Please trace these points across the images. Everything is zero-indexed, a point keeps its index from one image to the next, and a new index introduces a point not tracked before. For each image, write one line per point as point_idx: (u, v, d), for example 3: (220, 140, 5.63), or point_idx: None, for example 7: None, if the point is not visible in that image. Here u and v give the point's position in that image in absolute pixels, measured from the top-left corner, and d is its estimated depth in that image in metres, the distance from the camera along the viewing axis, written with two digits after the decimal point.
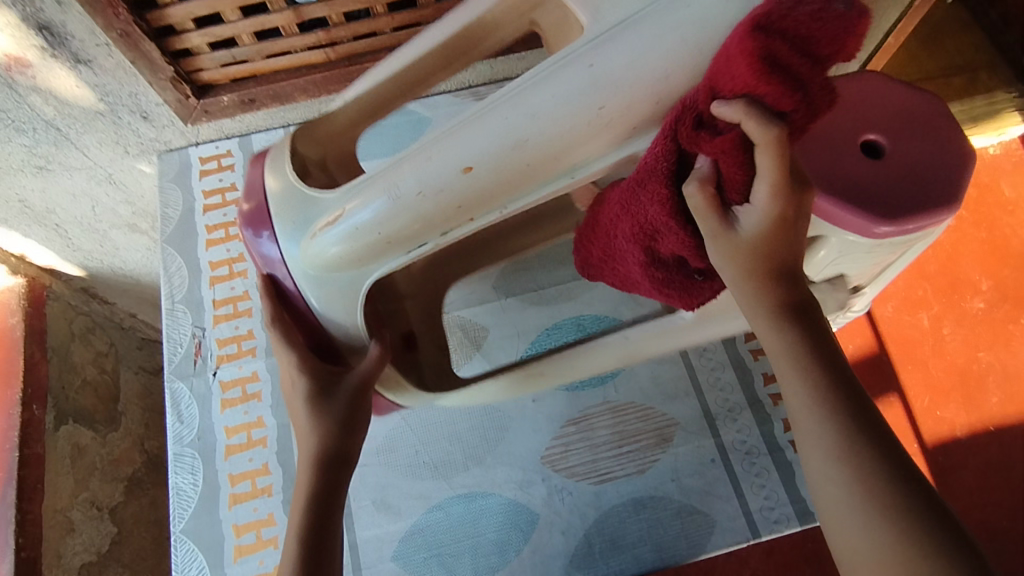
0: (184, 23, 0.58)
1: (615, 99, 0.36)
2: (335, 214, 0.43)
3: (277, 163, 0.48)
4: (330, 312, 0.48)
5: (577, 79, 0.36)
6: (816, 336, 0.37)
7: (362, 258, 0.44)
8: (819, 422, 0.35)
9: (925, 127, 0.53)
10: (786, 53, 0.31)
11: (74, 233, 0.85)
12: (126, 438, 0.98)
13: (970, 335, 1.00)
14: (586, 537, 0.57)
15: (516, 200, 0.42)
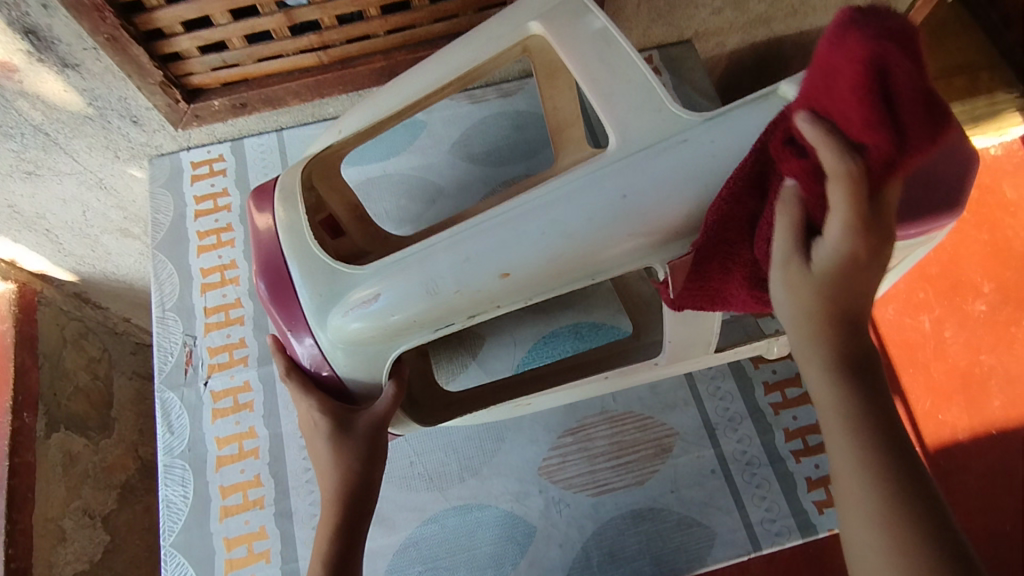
0: (172, 26, 0.57)
1: (637, 211, 0.40)
2: (368, 295, 0.43)
3: (290, 210, 0.48)
4: (353, 376, 0.47)
5: (609, 202, 0.41)
6: (870, 396, 0.37)
7: (391, 337, 0.45)
8: (861, 475, 0.35)
9: None
10: (894, 68, 0.29)
11: (66, 239, 0.84)
12: (119, 445, 0.96)
13: (972, 338, 0.99)
14: (583, 550, 0.56)
15: (543, 295, 0.44)
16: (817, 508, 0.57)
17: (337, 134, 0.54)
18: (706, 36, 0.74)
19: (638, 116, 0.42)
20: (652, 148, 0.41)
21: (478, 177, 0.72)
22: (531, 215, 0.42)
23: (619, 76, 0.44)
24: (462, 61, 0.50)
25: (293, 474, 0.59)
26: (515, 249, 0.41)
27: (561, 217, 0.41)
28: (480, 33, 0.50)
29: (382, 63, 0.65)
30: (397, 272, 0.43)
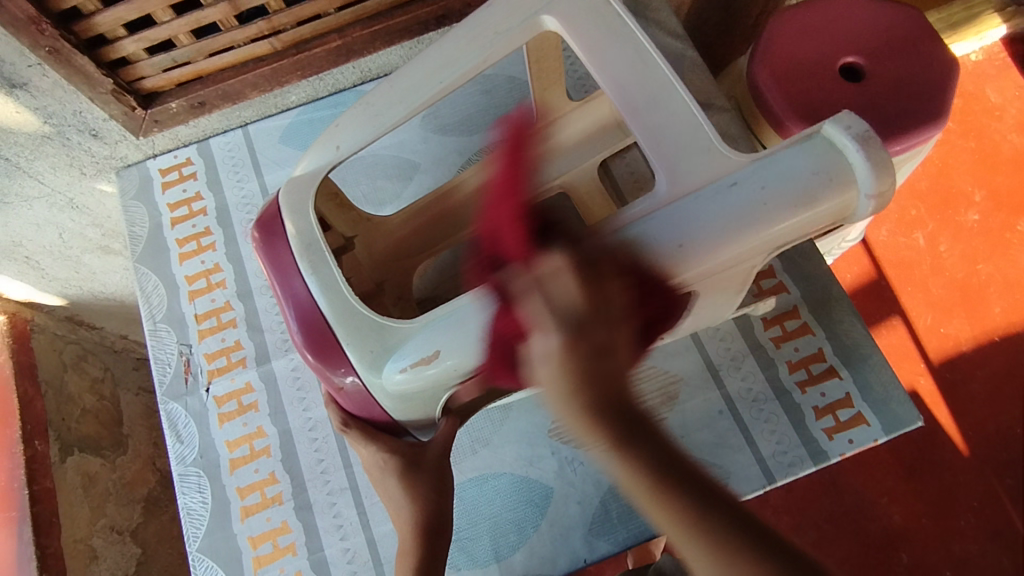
0: (114, 30, 0.54)
1: (696, 243, 0.40)
2: (428, 352, 0.43)
3: (317, 266, 0.47)
4: (409, 415, 0.49)
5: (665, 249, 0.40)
6: (630, 445, 0.33)
7: (437, 387, 0.45)
8: (675, 507, 0.33)
9: (905, 48, 0.70)
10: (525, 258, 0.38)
11: (47, 264, 0.83)
12: (136, 460, 0.97)
13: (967, 249, 0.99)
14: (603, 503, 0.57)
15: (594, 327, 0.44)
16: (827, 435, 0.57)
17: (335, 150, 0.49)
18: None
19: (687, 152, 0.42)
20: (705, 188, 0.41)
21: (452, 148, 0.70)
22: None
23: (660, 105, 0.43)
24: (471, 64, 0.46)
25: (307, 467, 0.59)
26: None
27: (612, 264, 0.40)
28: (489, 37, 0.46)
29: (338, 42, 0.63)
30: (454, 334, 0.42)
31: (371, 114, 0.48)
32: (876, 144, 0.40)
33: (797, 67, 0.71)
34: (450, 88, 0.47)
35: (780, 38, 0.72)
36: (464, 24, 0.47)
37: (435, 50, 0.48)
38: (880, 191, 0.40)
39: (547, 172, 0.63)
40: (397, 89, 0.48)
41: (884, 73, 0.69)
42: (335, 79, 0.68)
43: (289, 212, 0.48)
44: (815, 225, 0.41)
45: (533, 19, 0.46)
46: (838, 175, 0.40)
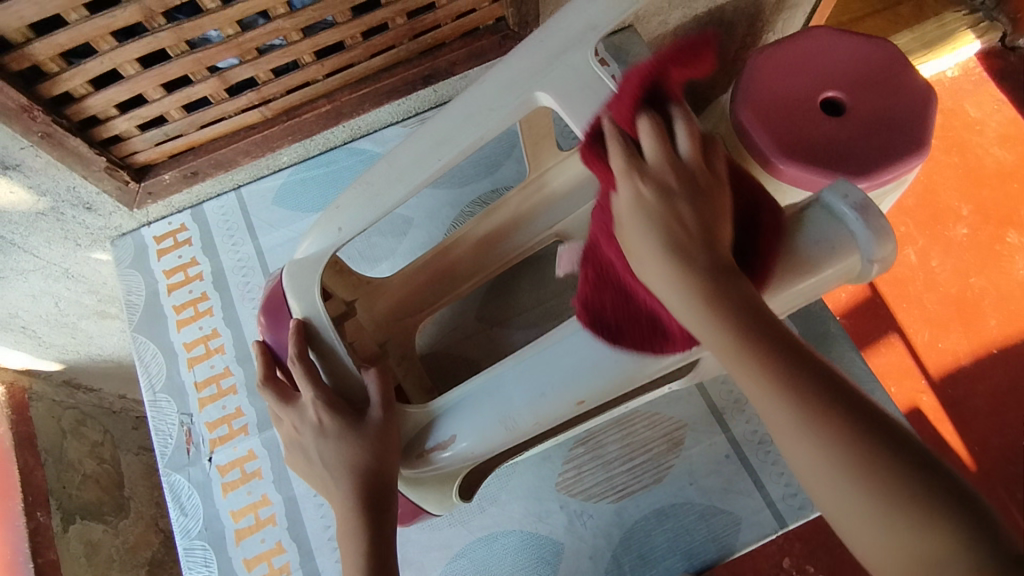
0: (106, 111, 0.55)
1: None
2: (445, 438, 0.48)
3: (328, 352, 0.50)
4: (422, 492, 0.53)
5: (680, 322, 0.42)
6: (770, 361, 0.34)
7: (463, 465, 0.50)
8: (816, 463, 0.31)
9: (889, 87, 0.72)
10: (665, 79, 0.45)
11: (43, 332, 0.83)
12: (138, 523, 0.96)
13: (959, 263, 1.00)
14: (614, 557, 0.56)
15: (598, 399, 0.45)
16: None
17: (337, 232, 0.50)
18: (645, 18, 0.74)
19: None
20: None
21: (444, 201, 0.71)
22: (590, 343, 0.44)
23: None
24: (467, 140, 0.47)
25: (314, 534, 0.59)
26: (583, 379, 0.44)
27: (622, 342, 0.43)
28: (484, 114, 0.47)
29: (328, 106, 0.64)
30: (471, 424, 0.47)
31: (370, 192, 0.49)
32: (876, 212, 0.41)
33: (780, 102, 0.72)
34: (449, 165, 0.48)
35: (764, 77, 0.73)
36: (459, 99, 0.48)
37: (430, 127, 0.49)
38: (881, 257, 0.41)
39: (542, 222, 0.64)
40: (393, 167, 0.49)
41: (865, 106, 0.71)
42: (326, 139, 0.70)
43: (294, 295, 0.52)
44: (815, 290, 0.43)
45: (527, 95, 0.47)
46: (837, 246, 0.41)
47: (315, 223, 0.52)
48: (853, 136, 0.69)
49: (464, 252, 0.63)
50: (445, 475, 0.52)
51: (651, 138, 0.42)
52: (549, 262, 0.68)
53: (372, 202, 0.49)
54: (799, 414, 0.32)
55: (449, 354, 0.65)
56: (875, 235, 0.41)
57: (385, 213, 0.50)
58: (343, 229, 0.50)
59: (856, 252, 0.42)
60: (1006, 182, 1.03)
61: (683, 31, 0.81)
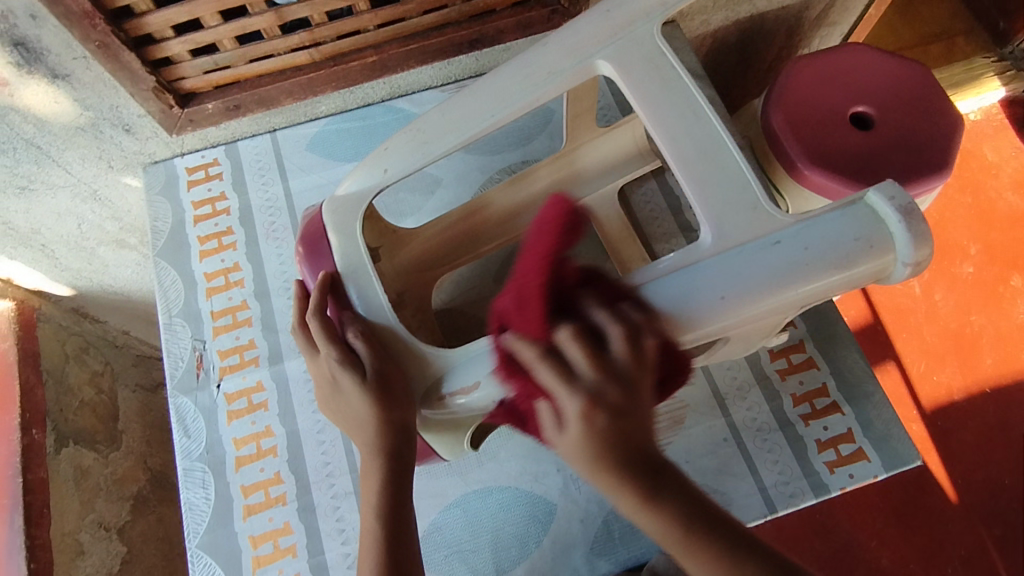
0: (162, 31, 0.56)
1: (734, 288, 0.42)
2: (466, 384, 0.45)
3: (363, 289, 0.50)
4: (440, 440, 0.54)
5: (708, 302, 0.42)
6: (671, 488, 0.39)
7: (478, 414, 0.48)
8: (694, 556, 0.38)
9: (920, 109, 0.73)
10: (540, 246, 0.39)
11: (61, 253, 0.83)
12: (128, 457, 0.97)
13: (961, 299, 1.02)
14: (605, 523, 0.57)
15: None
16: (829, 468, 0.59)
17: (381, 173, 0.52)
18: (689, 16, 0.76)
19: (731, 208, 0.44)
20: (752, 243, 0.42)
21: (474, 166, 0.72)
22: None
23: (711, 157, 0.45)
24: (527, 101, 0.49)
25: (313, 469, 0.59)
26: None
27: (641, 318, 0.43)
28: (544, 78, 0.49)
29: (374, 58, 0.65)
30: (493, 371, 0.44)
31: (416, 136, 0.51)
32: (918, 217, 0.41)
33: (813, 113, 0.74)
34: (502, 122, 0.49)
35: (801, 85, 0.75)
36: (521, 60, 0.50)
37: (489, 86, 0.50)
38: (917, 259, 0.41)
39: (570, 195, 0.66)
40: (447, 118, 0.50)
41: (894, 125, 0.72)
42: (365, 93, 0.71)
43: (336, 233, 0.52)
44: (848, 286, 0.43)
45: (589, 63, 0.48)
46: (877, 243, 0.41)
47: (359, 163, 0.53)
48: (879, 152, 0.71)
49: (492, 216, 0.65)
50: (462, 423, 0.53)
51: (590, 342, 0.38)
52: None
53: (421, 148, 0.50)
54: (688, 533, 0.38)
55: (463, 313, 0.67)
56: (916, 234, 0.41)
57: (433, 162, 0.51)
58: (389, 173, 0.51)
59: (894, 252, 0.41)
60: (1015, 227, 1.05)
61: (722, 35, 0.83)
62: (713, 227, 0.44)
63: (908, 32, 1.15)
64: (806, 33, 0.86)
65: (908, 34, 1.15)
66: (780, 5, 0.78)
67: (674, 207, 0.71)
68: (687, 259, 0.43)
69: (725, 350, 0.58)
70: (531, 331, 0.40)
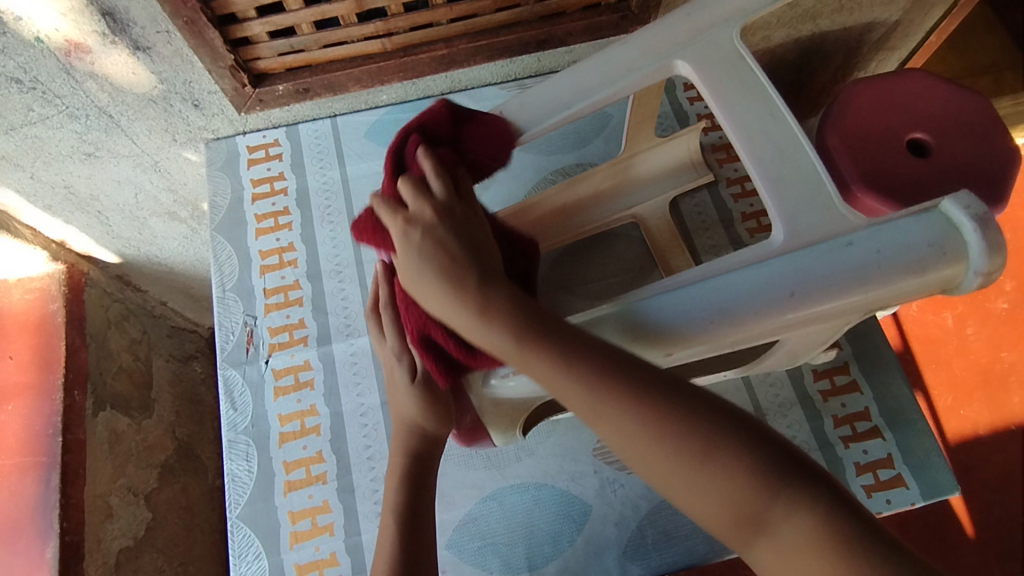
0: (246, 11, 0.58)
1: (803, 285, 0.41)
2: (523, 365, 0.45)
3: None
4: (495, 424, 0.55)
5: (779, 297, 0.41)
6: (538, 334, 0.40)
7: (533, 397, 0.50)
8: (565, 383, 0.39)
9: (979, 136, 0.72)
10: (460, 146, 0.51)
11: (114, 220, 0.85)
12: (158, 425, 0.99)
13: (994, 336, 1.00)
14: (639, 528, 0.58)
15: (681, 352, 0.45)
16: (866, 492, 0.59)
17: None
18: (751, 30, 0.76)
19: (807, 208, 0.44)
20: (823, 243, 0.42)
21: (529, 165, 0.73)
22: (697, 297, 0.42)
23: (786, 159, 0.45)
24: (602, 95, 0.50)
25: (354, 451, 0.60)
26: (677, 337, 0.43)
27: (723, 302, 0.42)
28: (621, 74, 0.50)
29: (444, 51, 0.66)
30: None
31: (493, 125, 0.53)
32: (994, 227, 0.40)
33: (867, 133, 0.73)
34: (578, 115, 0.51)
35: (857, 107, 0.75)
36: (599, 56, 0.51)
37: (566, 80, 0.51)
38: (989, 270, 0.40)
39: (620, 202, 0.67)
40: (524, 108, 0.52)
41: (951, 152, 0.72)
42: (427, 85, 0.72)
43: None
44: (917, 293, 0.43)
45: (666, 62, 0.49)
46: (952, 250, 0.40)
47: None
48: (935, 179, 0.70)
49: (546, 211, 0.66)
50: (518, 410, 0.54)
51: (419, 184, 0.48)
52: (619, 241, 0.70)
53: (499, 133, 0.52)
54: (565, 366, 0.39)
55: None
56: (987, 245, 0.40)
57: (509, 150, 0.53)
58: None
59: (968, 260, 0.41)
60: None
61: (781, 51, 0.83)
62: (788, 225, 0.43)
63: (957, 63, 1.14)
64: (863, 56, 0.85)
65: (957, 65, 1.13)
66: (843, 24, 0.78)
67: (725, 219, 0.70)
68: (761, 254, 0.43)
69: (777, 361, 0.57)
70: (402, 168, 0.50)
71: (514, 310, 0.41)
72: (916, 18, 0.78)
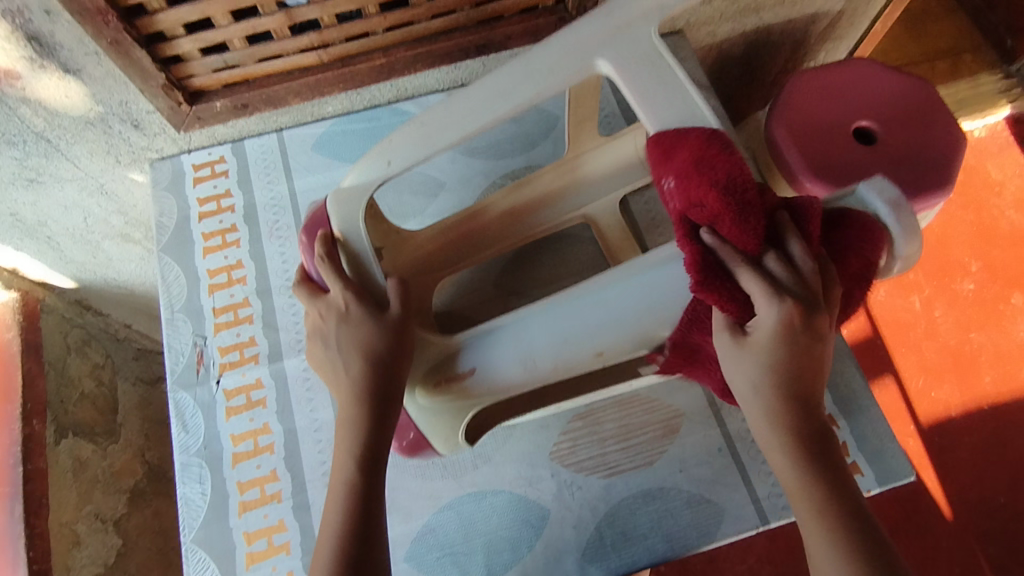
0: (174, 29, 0.57)
1: None
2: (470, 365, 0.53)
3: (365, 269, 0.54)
4: (435, 430, 0.56)
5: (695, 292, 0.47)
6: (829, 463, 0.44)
7: (472, 399, 0.54)
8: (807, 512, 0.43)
9: (930, 123, 0.69)
10: (712, 158, 0.44)
11: (67, 245, 0.84)
12: (126, 450, 0.97)
13: (961, 317, 1.00)
14: (597, 530, 0.58)
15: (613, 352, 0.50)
16: None
17: (386, 164, 0.53)
18: (695, 26, 0.76)
19: None
20: None
21: (478, 170, 0.73)
22: (551, 323, 0.50)
23: None
24: (526, 96, 0.50)
25: (309, 468, 0.60)
26: (601, 334, 0.49)
27: (565, 329, 0.49)
28: (546, 74, 0.50)
29: (382, 60, 0.66)
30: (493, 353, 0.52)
31: (418, 129, 0.52)
32: (906, 210, 0.45)
33: (816, 125, 0.68)
34: (504, 117, 0.50)
35: (803, 98, 0.70)
36: (522, 58, 0.51)
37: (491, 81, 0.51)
38: (906, 253, 0.46)
39: (570, 203, 0.65)
40: (450, 113, 0.51)
41: (901, 142, 0.67)
42: (372, 95, 0.72)
43: (340, 222, 0.54)
44: (838, 279, 0.47)
45: (588, 62, 0.49)
46: (876, 234, 0.45)
47: (363, 154, 0.55)
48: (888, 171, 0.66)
49: (492, 219, 0.65)
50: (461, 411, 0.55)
51: (767, 278, 0.43)
52: (569, 242, 0.70)
53: (426, 138, 0.52)
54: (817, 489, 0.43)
55: (463, 315, 0.67)
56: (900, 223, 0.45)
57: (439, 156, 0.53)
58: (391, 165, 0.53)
59: (889, 245, 0.46)
60: (1018, 246, 1.03)
61: (729, 45, 0.83)
62: None
63: (913, 48, 1.14)
64: (812, 46, 0.86)
65: (914, 50, 1.14)
66: (788, 16, 0.78)
67: None
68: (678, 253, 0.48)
69: None
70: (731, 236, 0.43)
71: (785, 368, 0.44)
72: (860, 7, 0.79)
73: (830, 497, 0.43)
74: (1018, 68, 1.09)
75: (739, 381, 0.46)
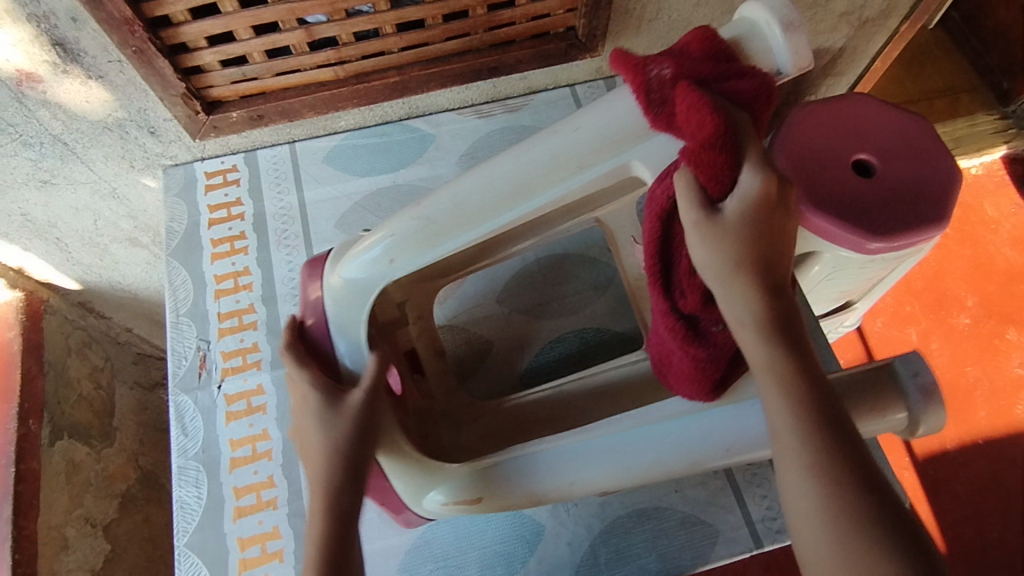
0: (196, 41, 0.59)
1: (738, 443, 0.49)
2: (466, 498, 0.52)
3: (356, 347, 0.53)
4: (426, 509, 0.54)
5: (714, 451, 0.49)
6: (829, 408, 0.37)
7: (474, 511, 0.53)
8: (796, 446, 0.37)
9: (933, 158, 0.67)
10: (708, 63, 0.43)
11: (75, 247, 0.85)
12: (120, 454, 0.97)
13: (957, 351, 1.01)
14: (591, 547, 0.58)
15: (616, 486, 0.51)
16: None
17: (387, 263, 0.52)
18: None
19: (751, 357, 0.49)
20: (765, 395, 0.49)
21: None
22: (569, 462, 0.50)
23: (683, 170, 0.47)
24: (554, 192, 0.50)
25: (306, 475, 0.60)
26: (608, 476, 0.50)
27: (580, 474, 0.50)
28: (573, 170, 0.49)
29: (397, 78, 0.68)
30: (498, 485, 0.51)
31: (418, 216, 0.51)
32: (936, 400, 0.46)
33: (818, 154, 0.67)
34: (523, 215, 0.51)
35: (806, 130, 0.69)
36: (551, 137, 0.49)
37: (511, 167, 0.50)
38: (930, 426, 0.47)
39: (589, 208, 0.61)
40: (462, 211, 0.50)
41: (902, 174, 0.66)
42: (384, 111, 0.74)
43: (337, 330, 0.54)
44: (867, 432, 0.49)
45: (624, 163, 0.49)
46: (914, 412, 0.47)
47: (382, 223, 0.53)
48: (890, 206, 0.64)
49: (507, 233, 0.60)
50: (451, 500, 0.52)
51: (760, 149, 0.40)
52: (570, 260, 0.71)
53: (433, 232, 0.51)
54: (813, 433, 0.36)
55: (466, 330, 0.69)
56: (927, 404, 0.47)
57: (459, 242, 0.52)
58: (416, 259, 0.52)
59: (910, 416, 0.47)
60: (1013, 282, 1.04)
61: None
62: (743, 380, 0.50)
63: (912, 86, 1.17)
64: (814, 81, 0.88)
65: (913, 88, 1.17)
66: None
67: None
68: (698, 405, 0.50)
69: None
70: (734, 83, 0.42)
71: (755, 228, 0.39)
72: (860, 45, 0.81)
73: (807, 405, 0.37)
74: (1013, 110, 1.12)
75: (709, 269, 0.40)
